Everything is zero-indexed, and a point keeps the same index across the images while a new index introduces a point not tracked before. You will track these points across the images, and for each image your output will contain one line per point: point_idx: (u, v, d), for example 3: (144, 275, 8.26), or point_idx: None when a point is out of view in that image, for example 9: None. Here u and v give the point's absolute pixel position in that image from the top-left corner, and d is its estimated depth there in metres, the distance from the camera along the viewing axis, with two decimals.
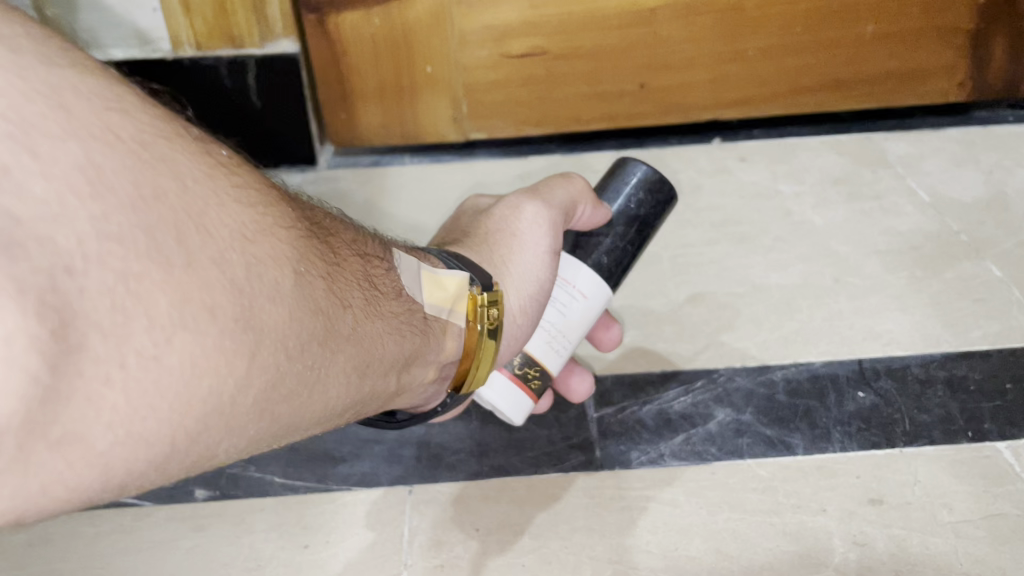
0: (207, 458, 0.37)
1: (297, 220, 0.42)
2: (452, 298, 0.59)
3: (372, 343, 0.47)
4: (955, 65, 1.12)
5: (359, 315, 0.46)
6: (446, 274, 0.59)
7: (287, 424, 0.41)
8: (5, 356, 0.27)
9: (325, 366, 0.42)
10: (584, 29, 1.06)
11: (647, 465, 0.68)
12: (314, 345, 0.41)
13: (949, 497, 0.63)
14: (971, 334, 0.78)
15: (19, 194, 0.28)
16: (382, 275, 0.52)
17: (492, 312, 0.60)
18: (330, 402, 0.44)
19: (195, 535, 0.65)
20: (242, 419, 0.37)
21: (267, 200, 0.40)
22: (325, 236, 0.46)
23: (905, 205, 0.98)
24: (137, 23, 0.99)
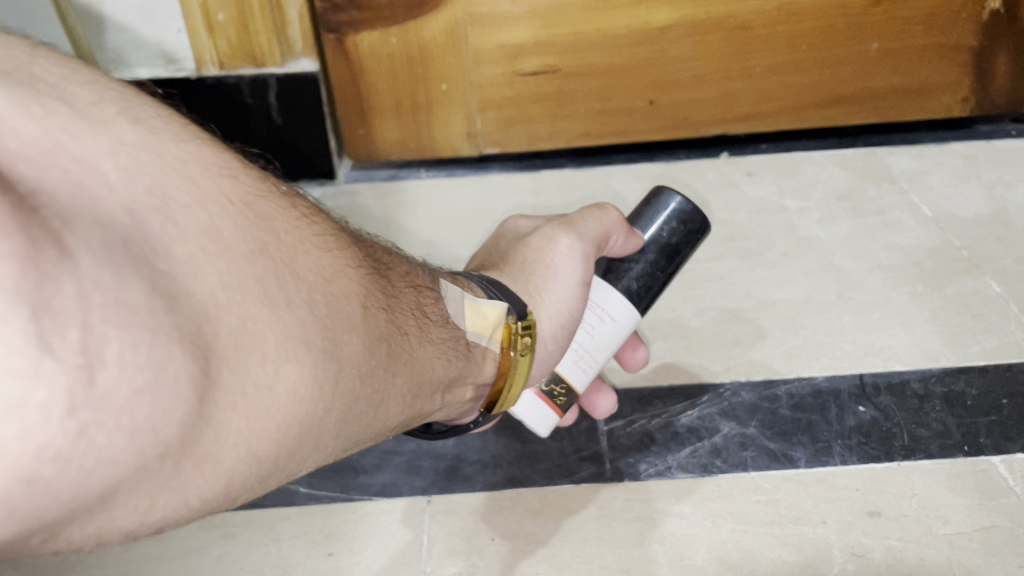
0: (290, 473, 0.40)
1: (359, 256, 0.46)
2: (492, 326, 0.62)
3: (423, 366, 0.51)
4: (958, 81, 1.15)
5: (413, 340, 0.50)
6: (488, 303, 0.62)
7: (351, 443, 0.45)
8: (174, 392, 0.29)
9: (386, 390, 0.46)
10: (595, 48, 1.09)
11: (655, 477, 0.71)
12: (380, 371, 0.44)
13: (945, 510, 0.66)
14: (970, 350, 0.81)
15: (167, 256, 0.31)
16: (429, 301, 0.55)
17: (525, 339, 0.63)
18: (386, 421, 0.47)
19: (226, 543, 0.69)
20: (323, 439, 0.40)
21: (336, 241, 0.44)
22: (382, 268, 0.50)
23: (908, 221, 1.01)
24: (163, 43, 1.03)
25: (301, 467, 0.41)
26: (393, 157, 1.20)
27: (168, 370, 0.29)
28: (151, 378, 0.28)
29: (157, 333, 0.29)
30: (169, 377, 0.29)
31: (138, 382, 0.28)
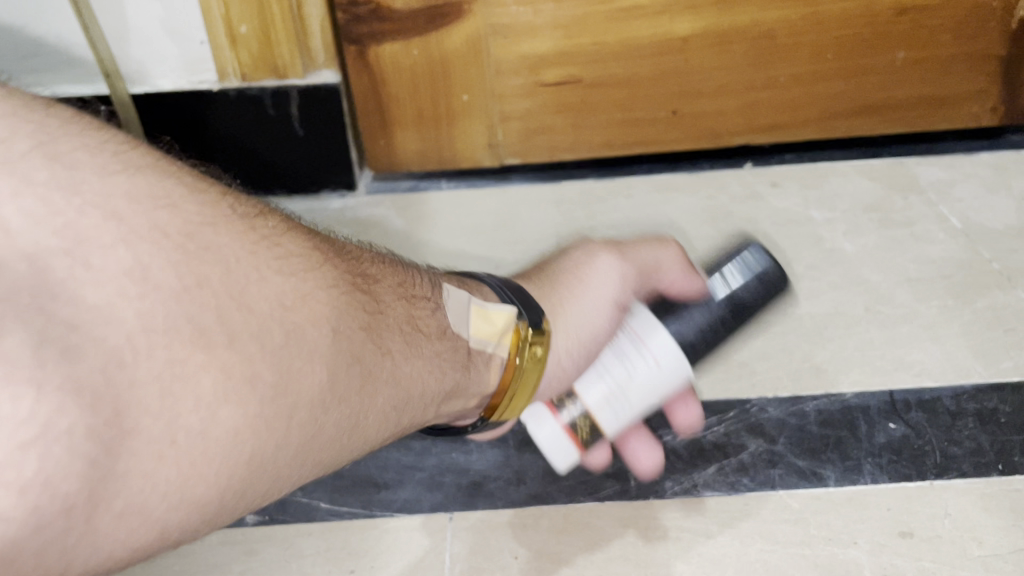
0: (262, 497, 0.44)
1: (330, 280, 0.49)
2: (498, 332, 0.64)
3: (411, 381, 0.54)
4: (986, 90, 1.13)
5: (400, 356, 0.53)
6: (496, 309, 0.64)
7: (328, 461, 0.48)
8: (64, 444, 0.34)
9: (358, 406, 0.49)
10: (617, 58, 1.08)
11: (680, 495, 0.70)
12: (353, 392, 0.48)
13: (978, 530, 0.64)
14: (1002, 365, 0.79)
15: (77, 307, 0.36)
16: (424, 311, 0.58)
17: (534, 349, 0.65)
18: (365, 436, 0.51)
19: (247, 559, 0.68)
20: (285, 464, 0.44)
21: (299, 270, 0.47)
22: (363, 285, 0.53)
23: (936, 232, 0.99)
24: (185, 55, 1.03)
25: (275, 492, 0.46)
26: (415, 167, 1.20)
27: (53, 425, 0.33)
28: (35, 435, 0.33)
29: (43, 389, 0.33)
30: (58, 432, 0.34)
31: (23, 438, 0.33)
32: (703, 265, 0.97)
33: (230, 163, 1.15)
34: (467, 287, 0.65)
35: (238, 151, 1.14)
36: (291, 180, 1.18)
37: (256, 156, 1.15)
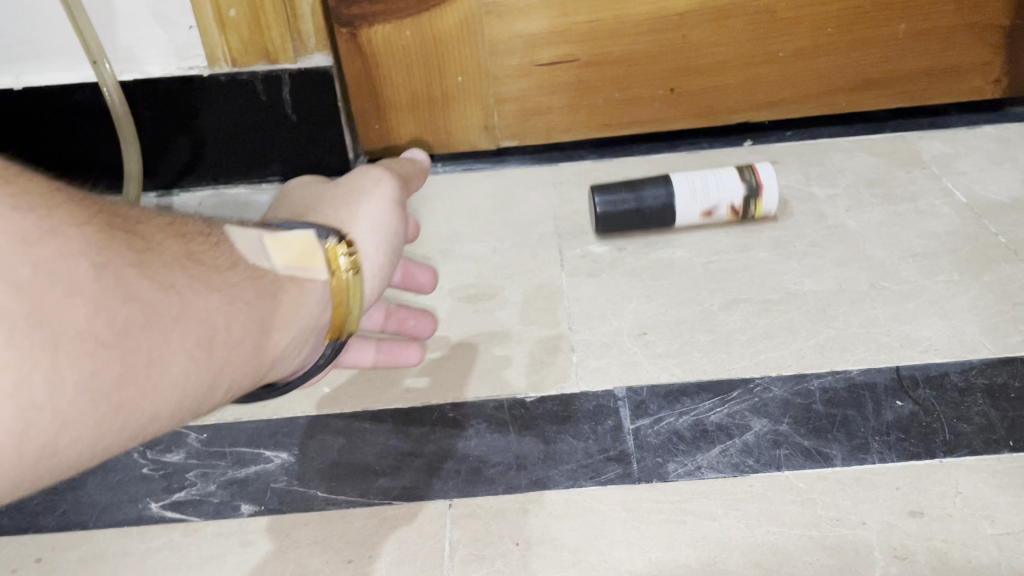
0: (54, 453, 0.42)
1: (189, 276, 0.51)
2: (298, 254, 0.61)
3: (192, 314, 0.49)
4: (989, 62, 1.11)
5: (175, 301, 0.49)
6: (291, 233, 0.61)
7: (132, 435, 0.46)
8: None
9: (197, 336, 0.49)
10: (613, 36, 1.06)
11: (684, 477, 0.68)
12: (160, 372, 0.47)
13: (991, 509, 0.63)
14: (1010, 340, 0.77)
15: None
16: (203, 247, 0.55)
17: (353, 257, 0.64)
18: (203, 373, 0.50)
19: (243, 550, 0.67)
20: (71, 443, 0.43)
21: (104, 258, 0.45)
22: (202, 279, 0.52)
23: (940, 207, 0.97)
24: (173, 39, 1.01)
25: None
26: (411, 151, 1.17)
27: None
28: None
29: None
30: None
31: None
32: (703, 244, 0.96)
33: (221, 151, 1.12)
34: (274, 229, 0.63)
35: (230, 138, 1.11)
36: (285, 167, 1.15)
37: (248, 145, 1.12)
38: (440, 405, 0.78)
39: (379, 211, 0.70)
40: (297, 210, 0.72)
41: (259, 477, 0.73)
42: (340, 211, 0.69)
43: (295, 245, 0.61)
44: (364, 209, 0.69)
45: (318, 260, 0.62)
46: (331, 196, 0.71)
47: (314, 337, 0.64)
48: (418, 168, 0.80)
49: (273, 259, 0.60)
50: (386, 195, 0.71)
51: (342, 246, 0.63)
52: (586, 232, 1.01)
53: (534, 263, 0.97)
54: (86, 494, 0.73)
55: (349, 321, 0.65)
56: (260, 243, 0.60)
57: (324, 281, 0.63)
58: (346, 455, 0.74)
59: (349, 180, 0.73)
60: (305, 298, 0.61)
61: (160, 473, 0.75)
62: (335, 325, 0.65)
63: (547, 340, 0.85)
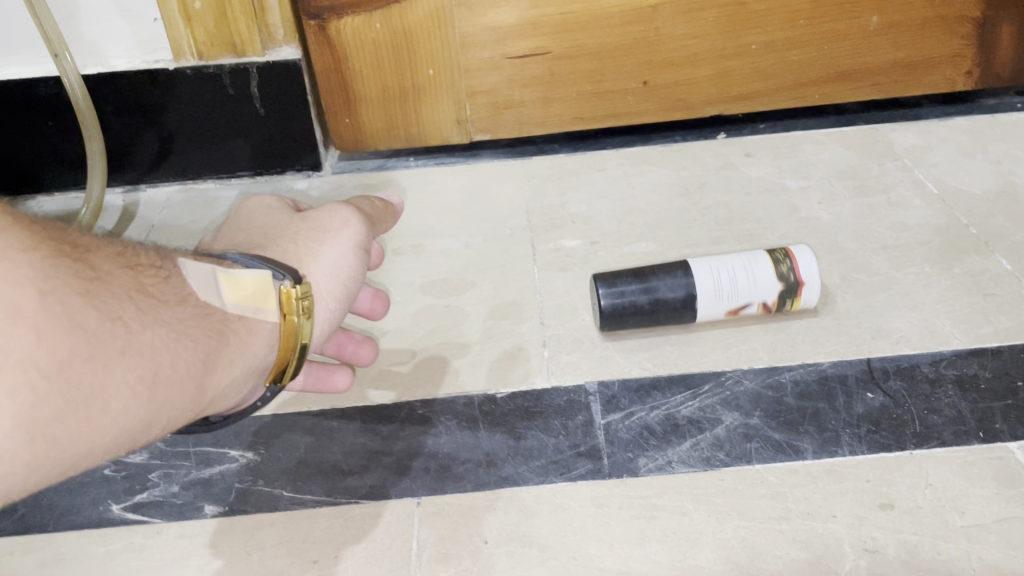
0: None
1: (138, 309, 0.49)
2: (252, 295, 0.59)
3: (137, 348, 0.47)
4: (960, 54, 1.11)
5: (121, 334, 0.47)
6: (246, 273, 0.59)
7: (63, 469, 0.44)
8: None
9: (142, 371, 0.47)
10: (585, 28, 1.05)
11: (655, 472, 0.67)
12: (99, 407, 0.45)
13: (960, 500, 0.62)
14: (980, 331, 0.77)
15: None
16: (158, 279, 0.53)
17: (307, 305, 0.61)
18: (146, 410, 0.48)
19: (206, 552, 0.65)
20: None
21: (48, 285, 0.43)
22: (151, 312, 0.50)
23: (912, 199, 0.97)
24: (137, 32, 0.99)
25: None
26: (382, 146, 1.16)
27: None
28: None
29: None
30: None
31: None
32: (676, 238, 0.96)
33: (188, 147, 1.10)
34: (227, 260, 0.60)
35: (198, 133, 1.09)
36: (254, 162, 1.13)
37: (215, 141, 1.10)
38: (409, 401, 0.77)
39: (340, 256, 0.67)
40: (251, 237, 0.69)
41: (224, 477, 0.72)
42: (297, 251, 0.66)
43: (247, 284, 0.59)
44: (324, 252, 0.67)
45: (269, 301, 0.60)
46: (290, 231, 0.68)
47: (257, 376, 0.62)
48: (388, 209, 0.78)
49: (223, 296, 0.58)
50: (349, 239, 0.68)
51: (297, 289, 0.60)
52: (558, 227, 1.00)
53: (506, 258, 0.96)
54: (45, 496, 0.72)
55: (292, 367, 0.63)
56: (211, 278, 0.57)
57: (273, 323, 0.60)
58: (313, 454, 0.73)
59: (314, 213, 0.69)
60: (251, 339, 0.59)
61: (122, 474, 0.73)
62: (277, 370, 0.62)
63: (518, 335, 0.84)
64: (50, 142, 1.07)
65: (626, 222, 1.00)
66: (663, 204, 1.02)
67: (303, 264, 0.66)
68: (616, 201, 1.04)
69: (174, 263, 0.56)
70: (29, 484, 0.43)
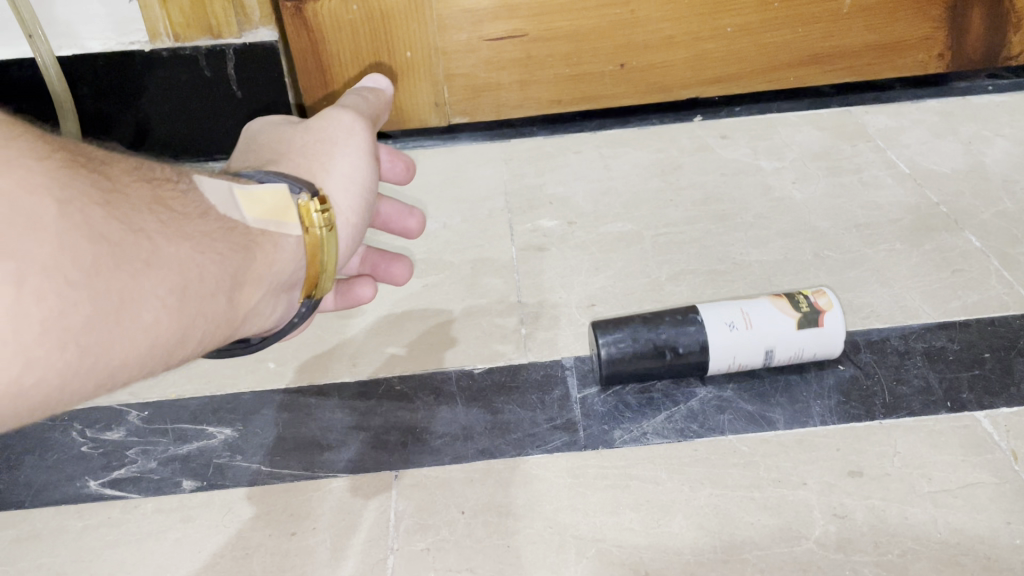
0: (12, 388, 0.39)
1: (160, 223, 0.47)
2: (272, 209, 0.59)
3: (163, 260, 0.46)
4: (931, 37, 1.13)
5: (146, 245, 0.45)
6: (263, 187, 0.58)
7: (98, 380, 0.43)
8: None
9: (170, 284, 0.46)
10: (561, 10, 1.06)
11: (630, 443, 0.68)
12: (130, 318, 0.44)
13: (927, 467, 0.64)
14: (949, 305, 0.79)
15: None
16: (174, 195, 0.52)
17: (325, 214, 0.60)
18: (177, 323, 0.47)
19: (184, 525, 0.66)
20: (33, 385, 0.40)
21: (69, 192, 0.42)
22: (173, 226, 0.48)
23: (884, 178, 0.99)
24: (113, 13, 0.98)
25: None
26: None
27: None
28: None
29: None
30: None
31: None
32: (652, 217, 0.96)
33: (165, 130, 1.09)
34: (238, 179, 0.59)
35: (175, 116, 1.08)
36: (232, 146, 1.12)
37: (192, 123, 1.09)
38: (388, 377, 0.78)
39: (351, 165, 0.67)
40: (261, 156, 0.68)
41: (202, 453, 0.72)
42: (309, 163, 0.66)
43: (266, 199, 0.58)
44: (334, 163, 0.66)
45: (290, 215, 0.59)
46: (298, 145, 0.67)
47: (289, 292, 0.62)
48: (381, 99, 0.76)
49: (243, 212, 0.57)
50: (356, 146, 0.68)
51: (315, 203, 0.60)
52: (536, 208, 1.01)
53: (484, 237, 0.96)
54: (22, 474, 0.72)
55: (323, 281, 0.63)
56: (230, 195, 0.57)
57: (297, 236, 0.60)
58: (290, 429, 0.73)
59: (316, 124, 0.68)
60: (277, 253, 0.58)
61: (99, 451, 0.73)
62: (309, 284, 0.62)
63: (496, 313, 0.84)
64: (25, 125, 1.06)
65: (603, 203, 1.00)
66: (640, 184, 1.03)
67: (316, 178, 0.65)
68: (593, 183, 1.05)
69: (189, 179, 0.55)
70: (67, 395, 0.42)
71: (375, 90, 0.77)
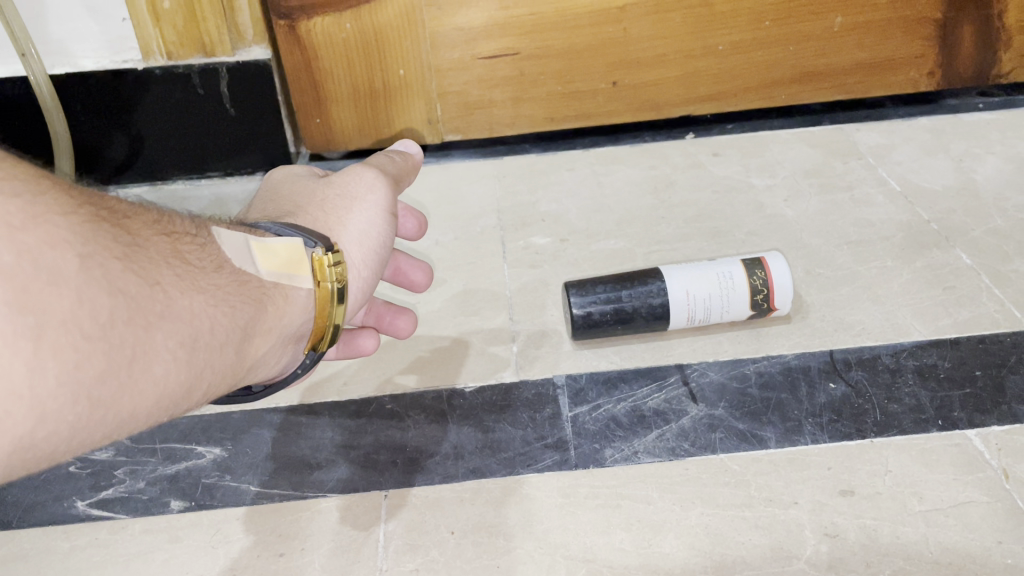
0: (23, 443, 0.39)
1: (175, 275, 0.48)
2: (286, 262, 0.59)
3: (177, 314, 0.46)
4: (922, 55, 1.14)
5: (161, 300, 0.46)
6: (279, 240, 0.59)
7: (104, 433, 0.43)
8: None
9: (180, 339, 0.46)
10: (554, 29, 1.06)
11: (621, 463, 0.68)
12: (140, 372, 0.44)
13: (919, 486, 0.63)
14: (941, 323, 0.78)
15: None
16: (192, 247, 0.52)
17: (337, 270, 0.61)
18: (184, 377, 0.47)
19: (172, 546, 0.65)
20: (44, 439, 0.40)
21: (90, 248, 0.42)
22: (188, 279, 0.49)
23: (876, 196, 0.99)
24: (107, 33, 0.98)
25: None
26: (353, 145, 1.16)
27: None
28: None
29: None
30: None
31: None
32: (644, 235, 0.96)
33: (159, 148, 1.09)
34: (254, 229, 0.60)
35: (169, 133, 1.08)
36: (225, 164, 1.12)
37: (185, 141, 1.09)
38: (379, 396, 0.77)
39: (369, 222, 0.67)
40: (280, 206, 0.68)
41: (190, 472, 0.72)
42: (327, 219, 0.66)
43: (279, 250, 0.58)
44: (352, 219, 0.67)
45: (303, 268, 0.60)
46: (317, 200, 0.68)
47: (295, 344, 0.62)
48: (408, 162, 0.77)
49: (257, 264, 0.57)
50: (376, 203, 0.68)
51: (330, 256, 0.60)
52: (529, 225, 1.01)
53: (477, 255, 0.96)
54: (10, 494, 0.71)
55: (330, 333, 0.63)
56: (245, 247, 0.57)
57: (308, 289, 0.60)
58: (279, 449, 0.73)
59: (340, 180, 0.69)
60: (288, 306, 0.59)
61: (87, 471, 0.73)
62: (315, 337, 0.62)
63: (488, 331, 0.84)
64: (19, 142, 1.06)
65: (595, 220, 1.00)
66: (633, 202, 1.03)
67: (333, 233, 0.66)
68: (585, 200, 1.05)
69: (207, 231, 0.55)
70: (73, 447, 0.42)
71: (404, 152, 0.77)
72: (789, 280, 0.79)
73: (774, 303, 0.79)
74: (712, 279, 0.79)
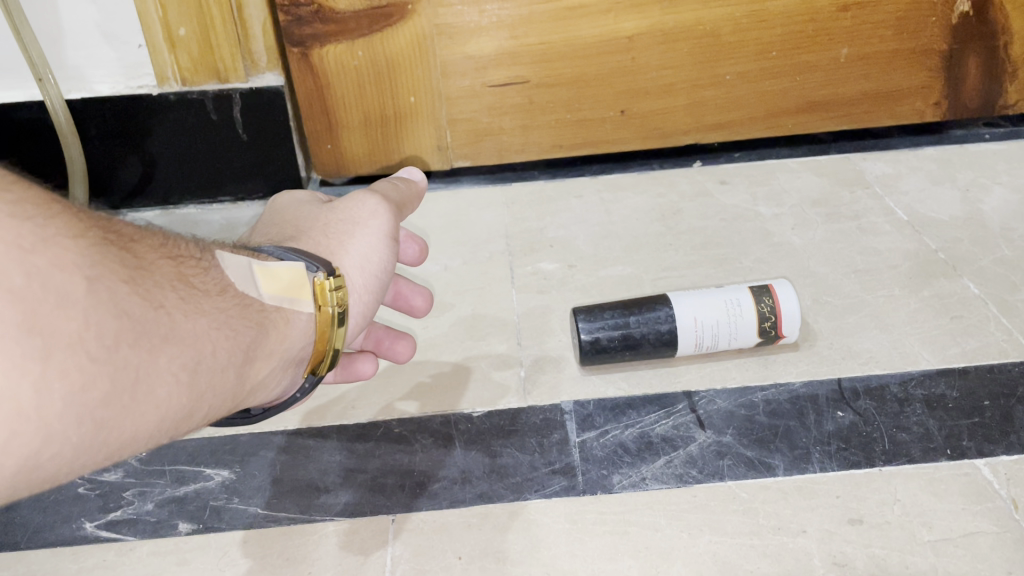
0: (27, 462, 0.39)
1: (180, 298, 0.48)
2: (288, 286, 0.59)
3: (181, 336, 0.47)
4: (928, 86, 1.15)
5: (164, 322, 0.46)
6: (282, 265, 0.59)
7: (105, 453, 0.43)
8: None
9: (182, 362, 0.47)
10: (563, 57, 1.07)
11: (628, 489, 0.68)
12: (144, 393, 0.44)
13: (928, 515, 0.63)
14: (949, 351, 0.79)
15: None
16: (196, 270, 0.53)
17: (338, 294, 0.61)
18: (185, 399, 0.47)
19: (178, 569, 0.65)
20: (48, 459, 0.40)
21: (97, 271, 0.43)
22: (192, 302, 0.49)
23: (882, 225, 0.99)
24: (122, 59, 0.99)
25: None
26: (361, 171, 1.17)
27: None
28: None
29: None
30: None
31: None
32: (652, 262, 0.97)
33: (170, 173, 1.10)
34: (256, 253, 0.60)
35: (180, 158, 1.09)
36: (235, 189, 1.13)
37: (195, 166, 1.10)
38: (385, 420, 0.78)
39: (370, 247, 0.68)
40: (283, 231, 0.69)
41: (197, 495, 0.72)
42: (328, 244, 0.67)
43: (283, 275, 0.59)
44: (355, 244, 0.68)
45: (305, 292, 0.60)
46: (320, 225, 0.69)
47: (295, 367, 0.62)
48: (411, 189, 0.77)
49: (260, 288, 0.58)
50: (378, 228, 0.69)
51: (331, 280, 0.61)
52: (536, 250, 1.01)
53: (484, 280, 0.97)
54: (18, 515, 0.71)
55: (330, 356, 0.63)
56: (249, 271, 0.57)
57: (308, 314, 0.61)
58: (287, 472, 0.73)
59: (343, 206, 0.70)
60: (289, 330, 0.59)
61: (95, 492, 0.73)
62: (315, 360, 0.63)
63: (495, 356, 0.84)
64: (35, 167, 1.07)
65: (603, 246, 1.01)
66: (640, 229, 1.04)
67: (334, 257, 0.66)
68: (593, 227, 1.05)
69: (211, 256, 0.56)
70: (76, 467, 0.42)
71: (408, 179, 0.78)
72: (796, 308, 0.79)
73: (780, 332, 0.79)
74: (719, 306, 0.80)
